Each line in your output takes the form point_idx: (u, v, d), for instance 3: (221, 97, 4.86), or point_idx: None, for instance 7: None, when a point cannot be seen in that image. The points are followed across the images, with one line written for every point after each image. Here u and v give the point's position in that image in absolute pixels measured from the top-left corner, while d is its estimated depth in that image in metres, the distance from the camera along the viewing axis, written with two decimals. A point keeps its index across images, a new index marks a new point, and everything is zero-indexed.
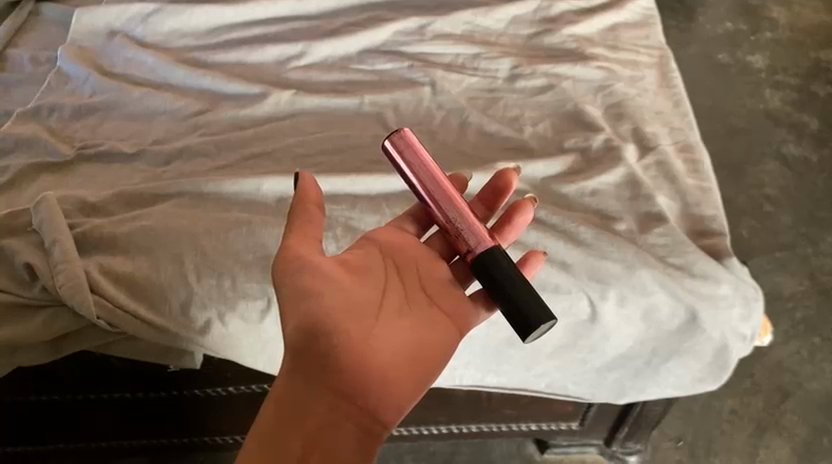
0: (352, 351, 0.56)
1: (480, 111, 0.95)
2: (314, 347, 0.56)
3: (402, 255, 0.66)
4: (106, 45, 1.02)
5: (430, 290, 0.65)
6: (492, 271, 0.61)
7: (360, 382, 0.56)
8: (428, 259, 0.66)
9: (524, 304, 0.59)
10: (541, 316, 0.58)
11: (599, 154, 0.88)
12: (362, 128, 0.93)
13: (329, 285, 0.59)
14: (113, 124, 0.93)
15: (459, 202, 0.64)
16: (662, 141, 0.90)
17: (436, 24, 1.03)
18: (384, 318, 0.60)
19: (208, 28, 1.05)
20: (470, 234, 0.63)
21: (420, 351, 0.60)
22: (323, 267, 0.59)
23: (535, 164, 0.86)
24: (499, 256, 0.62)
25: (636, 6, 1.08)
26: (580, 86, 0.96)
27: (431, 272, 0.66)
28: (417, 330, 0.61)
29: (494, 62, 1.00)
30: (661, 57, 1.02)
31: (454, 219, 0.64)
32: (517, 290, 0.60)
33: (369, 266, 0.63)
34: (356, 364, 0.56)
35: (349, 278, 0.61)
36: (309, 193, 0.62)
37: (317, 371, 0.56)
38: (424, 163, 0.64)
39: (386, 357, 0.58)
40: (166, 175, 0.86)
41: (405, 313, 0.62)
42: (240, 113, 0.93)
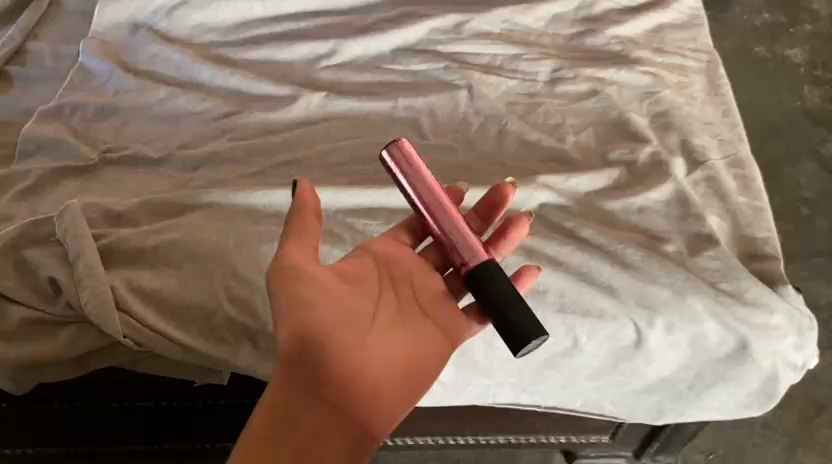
0: (345, 364, 0.57)
1: (520, 117, 0.91)
2: (307, 358, 0.56)
3: (399, 267, 0.65)
4: (130, 40, 0.98)
5: (425, 304, 0.64)
6: (482, 286, 0.60)
7: (353, 393, 0.56)
8: (424, 272, 0.65)
9: (516, 319, 0.58)
10: (533, 332, 0.57)
11: (647, 167, 0.84)
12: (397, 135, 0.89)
13: (328, 294, 0.59)
14: (139, 126, 0.89)
15: (453, 214, 0.63)
16: (711, 155, 0.85)
17: (474, 22, 0.99)
18: (377, 332, 0.60)
19: (236, 22, 1.01)
20: (465, 249, 0.62)
21: (411, 365, 0.60)
22: (320, 277, 0.59)
23: (579, 177, 0.82)
24: (491, 268, 0.61)
25: (683, 5, 1.03)
26: (625, 92, 0.92)
27: (427, 285, 0.65)
28: (408, 344, 0.61)
29: (535, 64, 0.95)
30: (710, 61, 0.97)
31: (449, 232, 0.63)
32: (509, 305, 0.59)
33: (365, 278, 0.63)
34: (348, 377, 0.56)
35: (345, 289, 0.61)
36: (307, 203, 0.61)
37: (309, 382, 0.56)
38: (418, 174, 0.63)
39: (378, 371, 0.58)
40: (193, 182, 0.83)
41: (398, 326, 0.61)
42: (270, 116, 0.89)
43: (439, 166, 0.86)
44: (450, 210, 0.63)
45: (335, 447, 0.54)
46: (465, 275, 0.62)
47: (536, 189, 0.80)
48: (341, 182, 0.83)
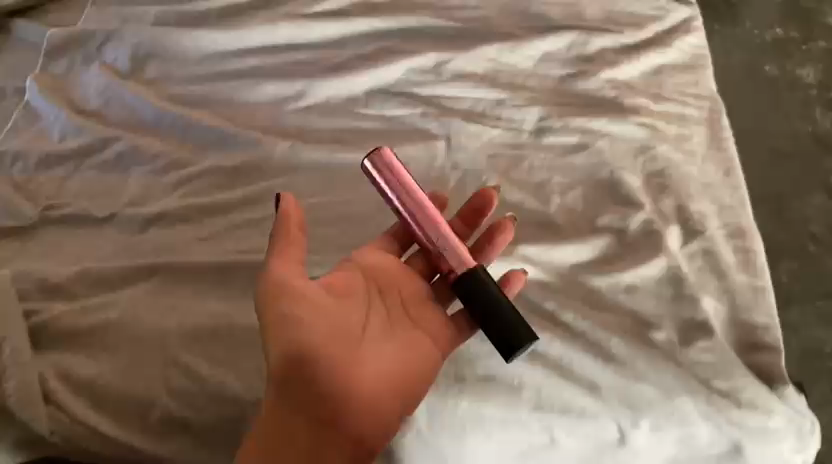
0: (336, 377, 0.61)
1: (501, 173, 0.83)
2: (300, 375, 0.60)
3: (387, 275, 0.69)
4: (82, 75, 0.90)
5: (413, 313, 0.69)
6: (476, 297, 0.65)
7: (343, 407, 0.60)
8: (410, 280, 0.70)
9: (506, 326, 0.63)
10: (523, 337, 0.62)
11: (638, 237, 0.76)
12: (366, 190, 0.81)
13: (317, 312, 0.63)
14: (85, 177, 0.82)
15: (441, 226, 0.68)
16: (710, 223, 0.78)
17: (456, 61, 0.91)
18: (368, 343, 0.64)
19: (198, 57, 0.93)
20: (452, 255, 0.67)
21: (401, 374, 0.63)
22: (307, 295, 0.63)
23: (563, 248, 0.75)
24: (485, 283, 0.65)
25: (685, 44, 0.94)
26: (619, 146, 0.84)
27: (414, 295, 0.69)
28: (399, 353, 0.65)
29: (521, 111, 0.87)
30: (712, 110, 0.89)
31: (436, 240, 0.68)
32: (500, 311, 0.63)
33: (355, 289, 0.68)
34: (340, 390, 0.61)
35: (334, 304, 0.65)
36: (292, 220, 0.65)
37: (304, 396, 0.60)
38: (406, 189, 0.68)
39: (369, 382, 0.62)
40: (139, 246, 0.76)
41: (388, 337, 0.66)
42: (228, 168, 0.82)
43: None
44: (436, 219, 0.68)
45: (333, 452, 0.59)
46: (452, 280, 0.67)
47: (514, 263, 0.73)
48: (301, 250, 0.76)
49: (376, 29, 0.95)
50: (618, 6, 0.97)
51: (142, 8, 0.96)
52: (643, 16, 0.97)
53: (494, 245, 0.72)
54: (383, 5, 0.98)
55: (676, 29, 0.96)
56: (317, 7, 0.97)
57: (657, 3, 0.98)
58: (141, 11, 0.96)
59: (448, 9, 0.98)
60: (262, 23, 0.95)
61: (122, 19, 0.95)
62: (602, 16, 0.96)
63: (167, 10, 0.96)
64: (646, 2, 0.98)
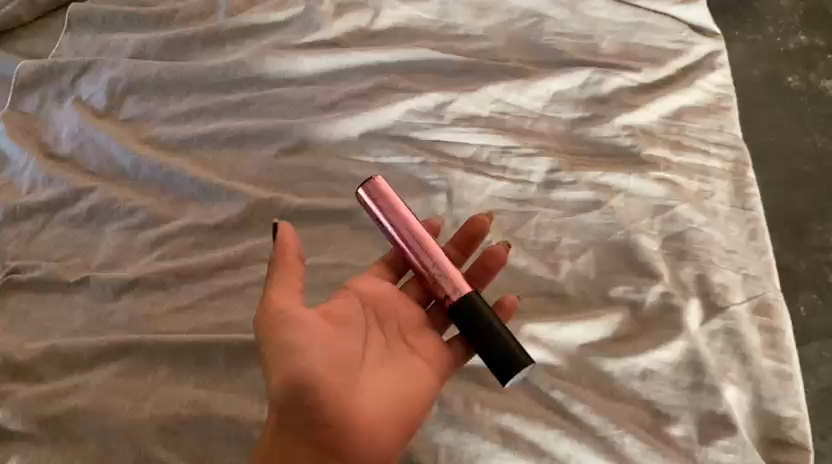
0: (338, 405, 0.56)
1: (506, 233, 0.77)
2: (302, 403, 0.55)
3: (384, 304, 0.65)
4: (54, 114, 0.83)
5: (411, 337, 0.65)
6: (469, 321, 0.62)
7: (348, 434, 0.56)
8: (407, 306, 0.67)
9: (501, 351, 0.60)
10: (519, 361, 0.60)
11: (655, 313, 0.70)
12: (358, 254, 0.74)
13: (317, 337, 0.58)
14: (55, 233, 0.75)
15: (433, 250, 0.65)
16: (734, 298, 0.71)
17: (458, 103, 0.83)
18: (368, 372, 0.60)
19: (178, 93, 0.85)
20: (446, 282, 0.64)
21: (401, 401, 0.59)
22: (306, 320, 0.58)
23: (573, 326, 0.68)
24: (478, 306, 0.62)
25: (708, 83, 0.87)
26: (635, 204, 0.77)
27: (411, 321, 0.66)
28: (399, 382, 0.60)
29: (528, 161, 0.80)
30: (737, 161, 0.81)
31: (430, 266, 0.65)
32: (495, 336, 0.61)
33: (351, 317, 0.63)
34: (343, 419, 0.56)
35: (333, 330, 0.60)
36: (289, 244, 0.61)
37: (304, 425, 0.55)
38: (398, 214, 0.66)
39: (372, 412, 0.57)
40: (112, 318, 0.70)
41: (388, 366, 0.61)
42: (208, 226, 0.75)
43: None
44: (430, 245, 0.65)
45: None
46: (448, 308, 0.64)
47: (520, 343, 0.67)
48: None
49: (372, 60, 0.87)
50: (635, 38, 0.90)
51: (119, 36, 0.89)
52: (663, 49, 0.89)
53: (488, 270, 0.69)
54: (380, 35, 0.91)
55: (699, 65, 0.88)
56: (308, 36, 0.89)
57: (679, 34, 0.90)
58: (119, 39, 0.88)
59: (451, 40, 0.90)
60: (247, 54, 0.87)
61: (98, 49, 0.88)
62: (618, 50, 0.89)
63: (146, 37, 0.88)
64: (667, 33, 0.90)
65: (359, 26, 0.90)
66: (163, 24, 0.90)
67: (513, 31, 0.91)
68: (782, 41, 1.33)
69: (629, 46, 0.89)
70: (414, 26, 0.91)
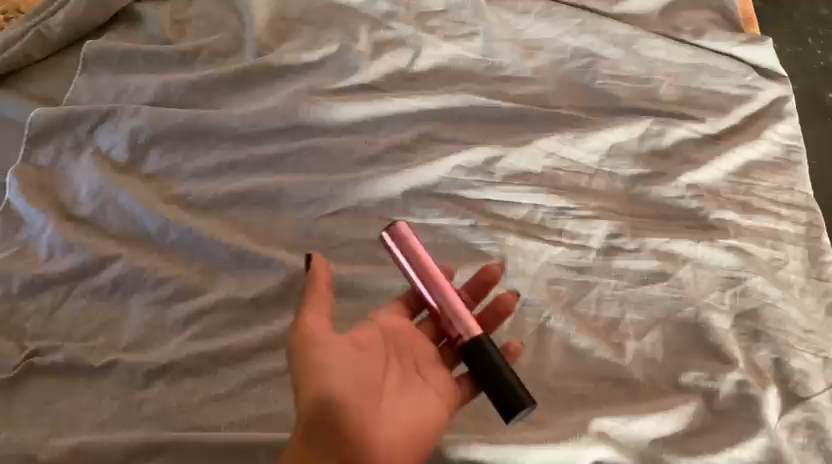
0: (363, 430, 0.52)
1: (565, 306, 0.71)
2: (328, 426, 0.52)
3: (401, 336, 0.61)
4: (72, 169, 0.77)
5: (426, 370, 0.61)
6: (476, 360, 0.58)
7: (370, 459, 0.52)
8: (421, 340, 0.62)
9: (505, 386, 0.56)
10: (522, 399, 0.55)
11: (730, 403, 0.65)
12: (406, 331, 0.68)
13: (344, 359, 0.54)
14: (77, 307, 0.69)
15: (446, 289, 0.61)
16: (814, 385, 0.66)
17: (509, 158, 0.77)
18: (389, 399, 0.56)
19: (205, 144, 0.79)
20: (456, 322, 0.60)
21: (420, 434, 0.56)
22: (333, 343, 0.55)
23: (644, 420, 0.64)
24: (485, 346, 0.58)
25: (776, 134, 0.80)
26: (704, 276, 0.71)
27: (426, 353, 0.62)
28: (419, 410, 0.57)
29: (587, 224, 0.74)
30: (810, 223, 0.75)
31: (442, 306, 0.60)
32: (500, 371, 0.57)
33: (372, 343, 0.59)
34: (368, 444, 0.52)
35: (356, 354, 0.56)
36: (323, 277, 0.59)
37: (327, 449, 0.51)
38: (415, 251, 0.61)
39: (393, 439, 0.54)
40: (143, 408, 0.64)
41: (406, 393, 0.57)
42: (244, 300, 0.69)
43: None
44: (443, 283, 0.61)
45: None
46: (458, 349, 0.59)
47: (590, 442, 0.62)
48: None
49: (413, 107, 0.80)
50: (696, 82, 0.83)
51: (139, 77, 0.82)
52: (726, 95, 0.83)
53: (499, 317, 0.65)
54: (421, 77, 0.84)
55: (765, 112, 0.82)
56: (344, 80, 0.83)
57: (744, 78, 0.84)
58: (139, 81, 0.82)
59: (497, 83, 0.84)
60: (280, 101, 0.80)
61: (117, 93, 0.81)
62: (678, 97, 0.82)
63: (170, 79, 0.81)
64: (730, 77, 0.84)
65: (398, 68, 0.84)
66: (187, 65, 0.84)
67: (564, 72, 0.84)
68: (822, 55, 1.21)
69: (689, 91, 0.83)
70: (456, 67, 0.85)
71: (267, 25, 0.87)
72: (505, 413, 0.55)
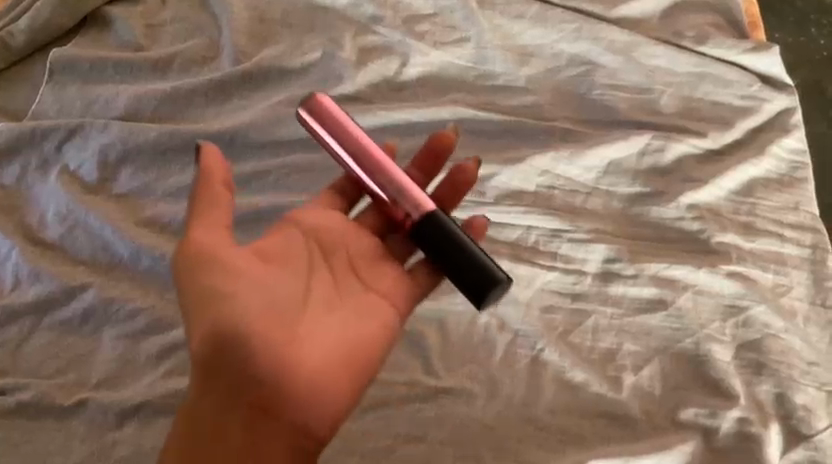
0: (270, 355, 0.52)
1: (559, 336, 0.67)
2: (229, 358, 0.51)
3: (330, 236, 0.60)
4: (38, 189, 0.73)
5: (364, 270, 0.59)
6: (431, 239, 0.56)
7: (282, 388, 0.51)
8: (360, 235, 0.61)
9: (471, 265, 0.55)
10: (493, 272, 0.54)
11: (731, 442, 0.62)
12: (391, 367, 0.65)
13: (247, 286, 0.53)
14: (45, 340, 0.66)
15: (392, 169, 0.58)
16: (818, 422, 0.63)
17: (500, 177, 0.74)
18: (311, 316, 0.54)
19: (180, 160, 0.74)
20: (405, 200, 0.57)
21: (351, 351, 0.54)
22: (233, 267, 0.54)
23: (640, 460, 0.61)
24: (441, 219, 0.56)
25: (781, 148, 0.77)
26: (704, 305, 0.68)
27: (364, 248, 0.60)
28: (346, 324, 0.55)
29: (583, 247, 0.71)
30: (815, 245, 0.72)
31: (385, 185, 0.58)
32: (462, 248, 0.55)
33: (292, 253, 0.58)
34: (279, 366, 0.52)
35: (266, 270, 0.55)
36: (211, 170, 0.56)
37: (231, 379, 0.51)
38: (346, 128, 0.59)
39: (312, 356, 0.53)
40: (115, 451, 0.61)
41: (334, 306, 0.56)
42: None
43: (450, 426, 0.63)
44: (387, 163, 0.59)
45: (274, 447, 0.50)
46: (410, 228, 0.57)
47: None
48: None
49: (400, 120, 0.76)
50: (699, 92, 0.79)
51: (109, 87, 0.78)
52: (730, 107, 0.79)
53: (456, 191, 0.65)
54: (409, 85, 0.80)
55: (770, 124, 0.79)
56: (326, 90, 0.78)
57: (749, 88, 0.80)
58: (109, 92, 0.77)
59: (490, 92, 0.80)
60: (260, 114, 0.76)
61: (86, 105, 0.77)
62: (678, 109, 0.79)
63: (143, 90, 0.77)
64: (734, 87, 0.80)
65: (385, 76, 0.80)
66: (161, 74, 0.79)
67: (560, 82, 0.80)
68: (824, 45, 1.15)
69: (691, 102, 0.79)
70: (446, 75, 0.80)
71: (246, 30, 0.82)
72: (479, 295, 0.54)
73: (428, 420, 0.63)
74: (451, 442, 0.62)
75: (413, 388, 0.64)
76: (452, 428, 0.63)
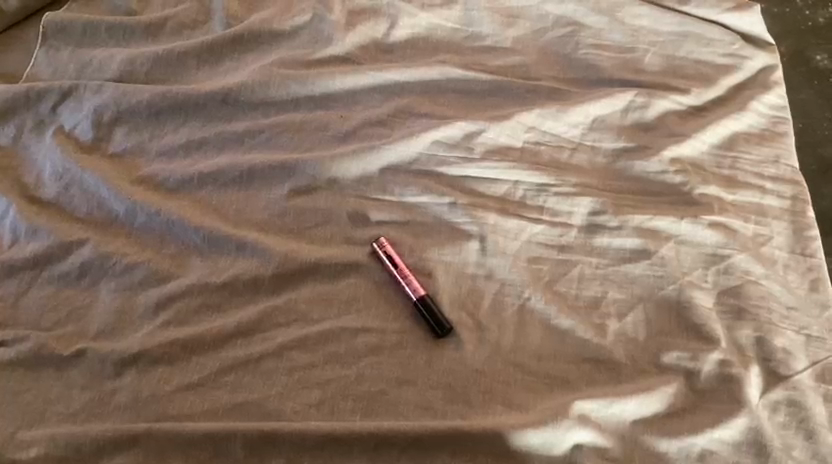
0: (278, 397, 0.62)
1: (545, 285, 0.69)
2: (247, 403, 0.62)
3: None
4: (35, 149, 0.75)
5: None
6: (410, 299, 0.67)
7: None
8: None
9: (431, 315, 0.66)
10: (438, 333, 0.66)
11: (713, 383, 0.64)
12: (402, 301, 0.68)
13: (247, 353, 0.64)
14: (44, 294, 0.67)
15: None
16: (796, 364, 0.65)
17: (489, 132, 0.76)
18: (301, 360, 0.64)
19: (174, 120, 0.76)
20: None
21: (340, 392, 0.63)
22: (240, 338, 0.65)
23: (626, 401, 0.62)
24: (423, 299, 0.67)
25: (763, 105, 0.79)
26: (687, 253, 0.70)
27: None
28: (333, 366, 0.64)
29: (568, 201, 0.72)
30: (795, 197, 0.74)
31: None
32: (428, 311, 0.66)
33: (281, 320, 0.66)
34: None
35: (260, 334, 0.66)
36: None
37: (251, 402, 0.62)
38: None
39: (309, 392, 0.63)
40: (115, 398, 0.62)
41: (322, 349, 0.65)
42: (216, 285, 0.67)
43: (441, 371, 0.64)
44: None
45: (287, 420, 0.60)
46: None
47: (570, 425, 0.60)
48: (307, 403, 0.62)
49: (388, 80, 0.78)
50: (682, 51, 0.82)
51: (103, 50, 0.80)
52: (713, 64, 0.81)
53: None
54: (398, 47, 0.82)
55: (751, 81, 0.81)
56: (315, 51, 0.80)
57: (731, 46, 0.82)
58: (103, 54, 0.79)
59: (475, 53, 0.82)
60: (252, 75, 0.77)
61: (81, 67, 0.79)
62: (660, 69, 0.81)
63: (135, 53, 0.79)
64: (716, 45, 0.82)
65: (373, 38, 0.82)
66: (153, 36, 0.81)
67: (546, 42, 0.82)
68: (810, 15, 1.02)
69: (675, 61, 0.81)
70: (434, 37, 0.83)
71: None
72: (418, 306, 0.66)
73: (418, 366, 0.65)
74: (441, 385, 0.64)
75: (404, 336, 0.66)
76: (441, 372, 0.64)
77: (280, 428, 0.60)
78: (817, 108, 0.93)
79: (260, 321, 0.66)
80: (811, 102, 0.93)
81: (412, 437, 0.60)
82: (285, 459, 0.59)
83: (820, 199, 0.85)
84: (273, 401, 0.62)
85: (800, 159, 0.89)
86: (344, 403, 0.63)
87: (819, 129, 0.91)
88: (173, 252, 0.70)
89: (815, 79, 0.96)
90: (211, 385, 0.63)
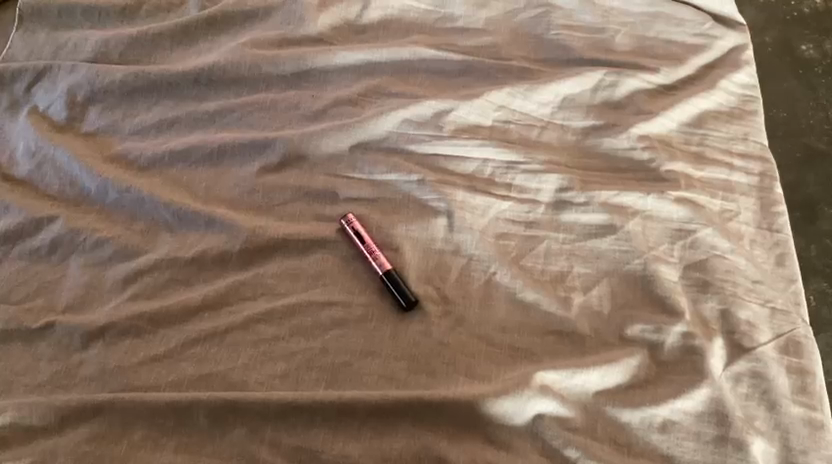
0: None
1: (512, 259, 0.70)
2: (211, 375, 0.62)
3: None
4: (10, 128, 0.77)
5: None
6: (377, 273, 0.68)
7: None
8: None
9: (396, 288, 0.66)
10: (402, 306, 0.66)
11: (676, 356, 0.64)
12: (368, 276, 0.68)
13: (212, 327, 0.65)
14: (14, 268, 0.68)
15: None
16: (760, 336, 0.65)
17: (460, 110, 0.76)
18: (266, 332, 0.65)
19: (145, 100, 0.78)
20: None
21: (304, 364, 0.63)
22: (208, 313, 0.66)
23: (587, 372, 0.62)
24: (389, 273, 0.67)
25: (731, 83, 0.79)
26: (653, 229, 0.70)
27: None
28: (298, 339, 0.65)
29: (536, 178, 0.73)
30: (764, 174, 0.74)
31: None
32: (393, 285, 0.66)
33: (248, 295, 0.67)
34: None
35: (227, 308, 0.66)
36: None
37: None
38: None
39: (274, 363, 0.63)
40: (82, 370, 0.63)
41: (286, 322, 0.65)
42: (185, 260, 0.68)
43: (405, 343, 0.65)
44: None
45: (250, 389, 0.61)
46: None
47: (531, 395, 0.60)
48: (272, 375, 0.63)
49: (359, 60, 0.79)
50: (652, 31, 0.83)
51: (77, 33, 0.82)
52: (682, 44, 0.82)
53: None
54: (370, 28, 0.84)
55: (721, 61, 0.82)
56: (288, 32, 0.81)
57: (701, 26, 0.83)
58: (78, 37, 0.81)
59: (447, 33, 0.83)
60: (225, 55, 0.79)
61: (56, 49, 0.81)
62: (630, 48, 0.81)
63: (109, 35, 0.80)
64: (687, 25, 0.83)
65: (346, 20, 0.83)
66: (128, 20, 0.83)
67: (518, 23, 0.83)
68: (794, 4, 1.01)
69: (644, 41, 0.82)
70: (406, 18, 0.84)
71: None
72: (384, 280, 0.67)
73: (384, 339, 0.65)
74: (405, 357, 0.64)
75: (371, 310, 0.66)
76: (405, 345, 0.65)
77: (243, 397, 0.60)
78: (801, 97, 0.92)
79: (228, 297, 0.67)
80: (794, 92, 0.93)
81: (374, 407, 0.60)
82: (248, 428, 0.60)
83: (802, 187, 0.85)
84: (237, 372, 0.63)
85: (784, 146, 0.89)
86: (309, 375, 0.63)
87: (802, 118, 0.91)
88: (144, 228, 0.71)
89: (799, 68, 0.95)
90: (177, 358, 0.64)
